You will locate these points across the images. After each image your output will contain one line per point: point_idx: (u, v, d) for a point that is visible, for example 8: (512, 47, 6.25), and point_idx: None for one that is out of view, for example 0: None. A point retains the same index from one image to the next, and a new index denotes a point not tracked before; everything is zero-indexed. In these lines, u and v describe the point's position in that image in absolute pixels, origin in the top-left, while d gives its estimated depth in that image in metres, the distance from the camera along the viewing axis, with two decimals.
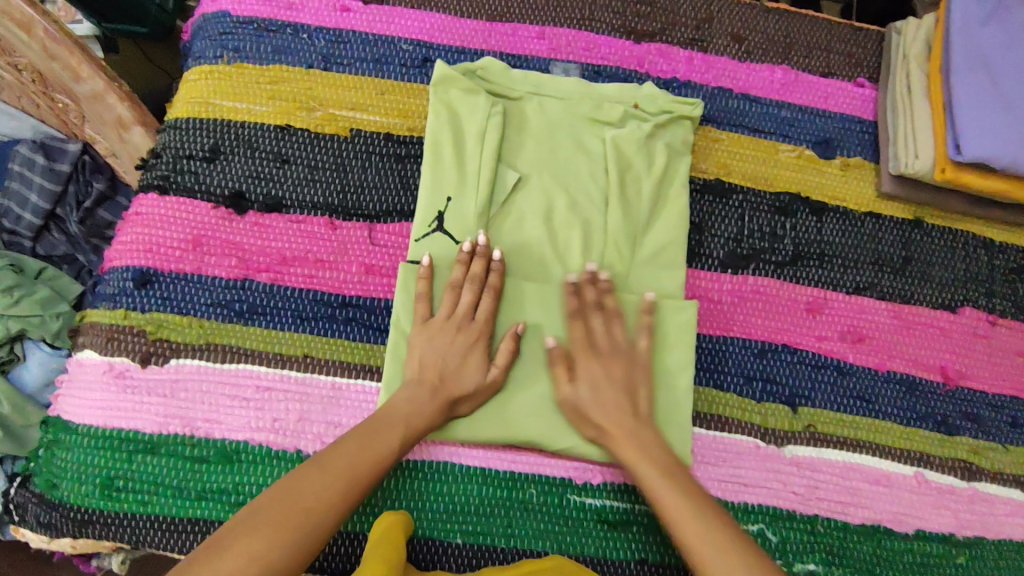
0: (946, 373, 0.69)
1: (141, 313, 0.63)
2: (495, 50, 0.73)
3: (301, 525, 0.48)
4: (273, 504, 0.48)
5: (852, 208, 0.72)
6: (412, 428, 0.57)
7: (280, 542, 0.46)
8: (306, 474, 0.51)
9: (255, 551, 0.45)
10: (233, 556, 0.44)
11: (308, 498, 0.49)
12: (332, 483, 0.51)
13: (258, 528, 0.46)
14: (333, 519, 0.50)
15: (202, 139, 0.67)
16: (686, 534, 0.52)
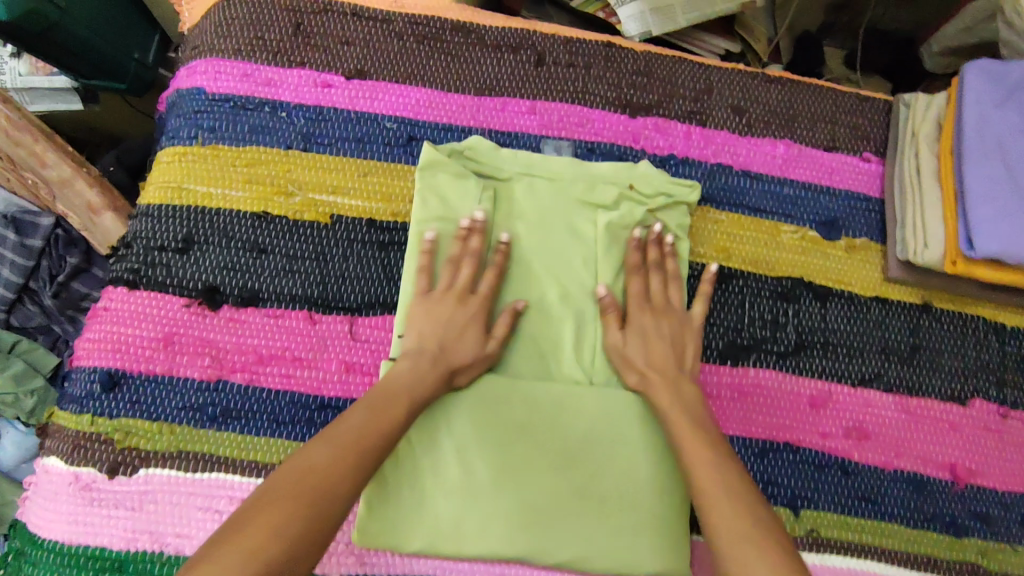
0: (955, 470, 0.66)
1: (109, 419, 0.60)
2: (483, 127, 0.69)
3: (318, 498, 0.45)
4: (290, 474, 0.46)
5: (857, 292, 0.69)
6: (418, 398, 0.55)
7: (297, 518, 0.44)
8: (318, 442, 0.48)
9: (271, 528, 0.42)
10: (250, 537, 0.42)
11: (321, 465, 0.47)
12: (347, 454, 0.48)
13: (277, 501, 0.44)
14: (348, 491, 0.47)
15: (175, 228, 0.63)
16: (722, 500, 0.51)
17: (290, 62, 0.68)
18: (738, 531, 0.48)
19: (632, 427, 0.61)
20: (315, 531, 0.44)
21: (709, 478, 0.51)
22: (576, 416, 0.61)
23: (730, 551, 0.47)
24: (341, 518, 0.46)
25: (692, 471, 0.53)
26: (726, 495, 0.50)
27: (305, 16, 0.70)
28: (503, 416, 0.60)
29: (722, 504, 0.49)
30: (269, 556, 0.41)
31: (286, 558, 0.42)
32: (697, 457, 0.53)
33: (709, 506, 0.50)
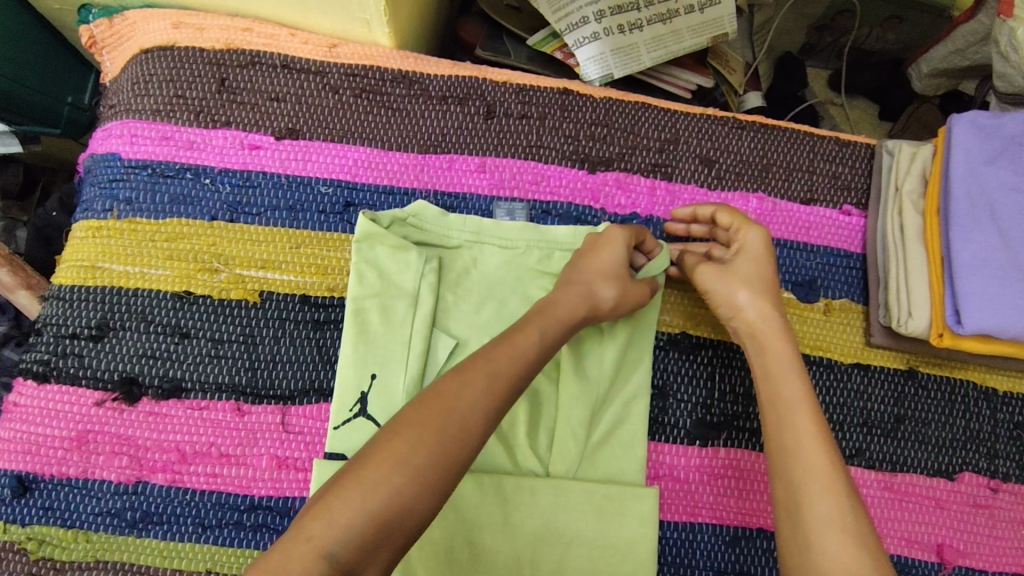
0: (943, 552, 0.61)
1: (22, 526, 0.55)
2: (428, 188, 0.64)
3: (448, 431, 0.42)
4: (425, 405, 0.43)
5: (837, 358, 0.64)
6: (547, 334, 0.51)
7: (431, 447, 0.41)
8: (450, 379, 0.45)
9: (398, 457, 0.40)
10: (378, 463, 0.40)
11: (451, 397, 0.43)
12: (478, 389, 0.44)
13: (408, 429, 0.41)
14: (480, 427, 0.43)
15: (89, 313, 0.58)
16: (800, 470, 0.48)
17: (215, 123, 0.63)
18: (846, 544, 0.44)
19: (589, 524, 0.56)
20: (446, 464, 0.41)
21: (818, 477, 0.47)
22: (528, 514, 0.56)
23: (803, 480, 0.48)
24: (469, 450, 0.43)
25: (799, 464, 0.49)
26: (832, 498, 0.46)
27: (231, 69, 0.64)
28: (445, 516, 0.55)
29: (823, 508, 0.46)
30: (399, 486, 0.39)
31: (415, 494, 0.39)
32: (807, 453, 0.49)
33: (812, 510, 0.46)
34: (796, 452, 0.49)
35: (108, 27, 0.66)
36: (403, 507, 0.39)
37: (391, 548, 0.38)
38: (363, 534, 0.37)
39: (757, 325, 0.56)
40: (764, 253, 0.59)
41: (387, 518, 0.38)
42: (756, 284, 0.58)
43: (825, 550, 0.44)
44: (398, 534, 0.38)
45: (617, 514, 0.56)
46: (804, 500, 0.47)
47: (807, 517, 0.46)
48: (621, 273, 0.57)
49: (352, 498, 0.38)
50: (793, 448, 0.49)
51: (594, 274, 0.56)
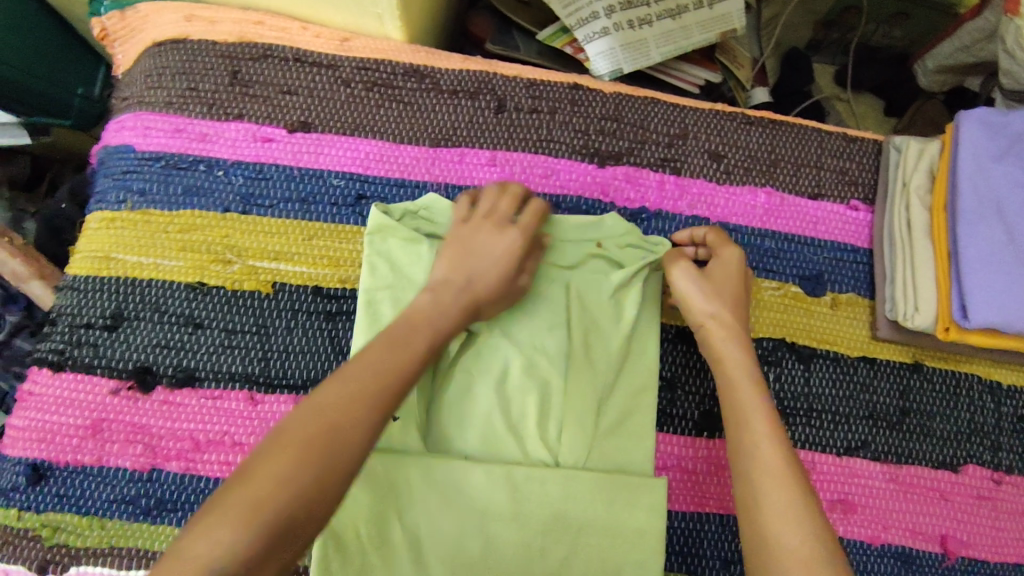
0: (947, 543, 0.62)
1: (36, 512, 0.56)
2: (439, 181, 0.64)
3: (335, 445, 0.43)
4: (300, 410, 0.44)
5: (843, 352, 0.65)
6: (411, 322, 0.52)
7: (318, 464, 0.42)
8: (329, 383, 0.46)
9: (281, 477, 0.41)
10: (248, 485, 0.40)
11: (326, 410, 0.44)
12: (358, 386, 0.46)
13: (285, 448, 0.42)
14: (369, 425, 0.45)
15: (103, 303, 0.59)
16: (759, 468, 0.48)
17: (227, 115, 0.63)
18: (801, 538, 0.44)
19: (601, 515, 0.57)
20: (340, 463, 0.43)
21: (767, 463, 0.48)
22: (538, 503, 0.57)
23: (762, 480, 0.48)
24: (358, 462, 0.44)
25: (748, 451, 0.50)
26: (783, 487, 0.47)
27: (244, 63, 0.64)
28: (458, 506, 0.56)
29: (774, 496, 0.47)
30: (281, 505, 0.40)
31: (303, 510, 0.41)
32: (758, 444, 0.50)
33: (767, 505, 0.47)
34: (747, 440, 0.50)
35: (119, 19, 0.67)
36: (286, 509, 0.40)
37: (280, 561, 0.40)
38: (246, 557, 0.38)
39: (715, 328, 0.57)
40: (739, 272, 0.59)
41: (278, 525, 0.40)
42: (724, 293, 0.58)
43: (774, 537, 0.45)
44: (287, 533, 0.40)
45: (627, 507, 0.57)
46: (760, 498, 0.47)
47: (762, 506, 0.47)
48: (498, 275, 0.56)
49: (235, 513, 0.39)
50: (750, 441, 0.50)
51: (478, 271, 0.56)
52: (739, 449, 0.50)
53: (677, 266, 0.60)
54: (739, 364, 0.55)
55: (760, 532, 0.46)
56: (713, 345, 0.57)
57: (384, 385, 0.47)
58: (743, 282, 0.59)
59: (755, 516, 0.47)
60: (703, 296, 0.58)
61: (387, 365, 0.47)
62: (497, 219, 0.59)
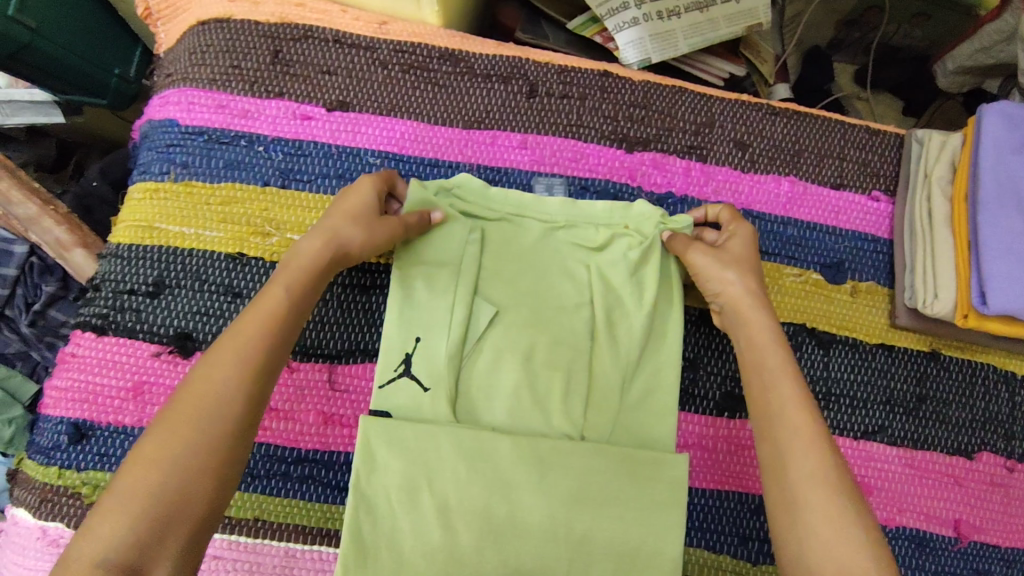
0: (960, 527, 0.64)
1: (77, 471, 0.57)
2: (471, 162, 0.66)
3: (196, 419, 0.44)
4: (179, 401, 0.45)
5: (862, 339, 0.66)
6: (291, 293, 0.51)
7: (182, 440, 0.43)
8: (198, 372, 0.46)
9: (148, 459, 0.42)
10: (134, 471, 0.42)
11: (201, 386, 0.45)
12: (241, 370, 0.46)
13: (159, 432, 0.44)
14: (241, 409, 0.45)
15: (146, 270, 0.61)
16: (785, 431, 0.49)
17: (268, 93, 0.65)
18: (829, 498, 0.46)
19: (626, 488, 0.59)
20: (216, 449, 0.44)
21: (796, 425, 0.49)
22: (563, 475, 0.58)
23: (792, 442, 0.48)
24: (226, 427, 0.45)
25: (774, 414, 0.50)
26: (813, 448, 0.48)
27: (285, 42, 0.66)
28: (488, 475, 0.58)
29: (804, 458, 0.48)
30: (157, 484, 0.41)
31: (181, 483, 0.42)
32: (786, 409, 0.50)
33: (795, 466, 0.48)
34: (774, 405, 0.51)
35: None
36: (181, 498, 0.42)
37: (178, 531, 0.41)
38: (135, 534, 0.40)
39: (738, 299, 0.57)
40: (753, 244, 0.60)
41: (164, 507, 0.41)
42: (744, 266, 0.59)
43: (808, 500, 0.46)
44: (187, 521, 0.41)
45: (652, 480, 0.59)
46: (787, 461, 0.48)
47: (789, 467, 0.48)
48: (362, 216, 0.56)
49: (120, 515, 0.40)
50: (776, 405, 0.50)
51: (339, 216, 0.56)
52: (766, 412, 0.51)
53: (694, 246, 0.60)
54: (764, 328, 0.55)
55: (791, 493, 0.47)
56: (739, 311, 0.57)
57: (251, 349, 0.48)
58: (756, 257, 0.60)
59: (785, 477, 0.47)
60: (722, 271, 0.58)
61: (245, 325, 0.49)
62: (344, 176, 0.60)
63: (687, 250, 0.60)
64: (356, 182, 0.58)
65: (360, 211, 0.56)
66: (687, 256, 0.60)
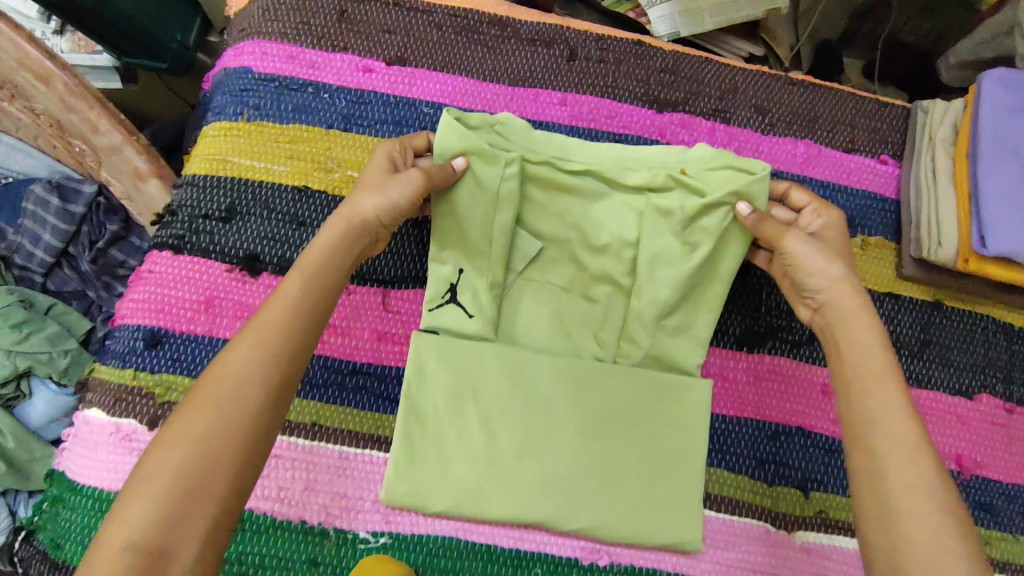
0: (962, 462, 0.68)
1: (151, 373, 0.63)
2: (516, 115, 0.72)
3: (220, 399, 0.44)
4: (202, 386, 0.45)
5: (871, 287, 0.72)
6: (312, 283, 0.52)
7: (207, 418, 0.44)
8: (221, 359, 0.46)
9: (173, 438, 0.43)
10: (162, 450, 0.43)
11: (224, 364, 0.46)
12: (262, 355, 0.47)
13: (187, 409, 0.44)
14: (263, 396, 0.46)
15: (220, 198, 0.67)
16: (882, 441, 0.48)
17: (334, 47, 0.72)
18: (930, 508, 0.44)
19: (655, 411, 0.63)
20: (237, 437, 0.44)
21: (893, 435, 0.48)
22: (596, 394, 0.64)
23: (888, 454, 0.47)
24: (248, 408, 0.45)
25: (867, 424, 0.49)
26: (915, 460, 0.46)
27: (351, 4, 0.73)
28: (525, 397, 0.63)
29: (905, 469, 0.46)
30: (182, 462, 0.42)
31: (203, 462, 0.42)
32: (895, 423, 0.48)
33: (893, 477, 0.46)
34: (872, 413, 0.49)
35: None
36: (199, 485, 0.42)
37: (204, 509, 0.42)
38: (161, 514, 0.40)
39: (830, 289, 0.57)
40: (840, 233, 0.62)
41: (188, 485, 0.41)
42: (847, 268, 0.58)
43: (904, 510, 0.45)
44: (206, 505, 0.42)
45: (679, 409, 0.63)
46: (883, 469, 0.47)
47: (887, 476, 0.47)
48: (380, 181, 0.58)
49: (147, 493, 0.41)
50: (871, 415, 0.50)
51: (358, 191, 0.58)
52: (860, 421, 0.50)
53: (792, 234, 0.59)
54: (857, 333, 0.54)
55: (888, 503, 0.46)
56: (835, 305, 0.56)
57: (273, 333, 0.48)
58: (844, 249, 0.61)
59: (881, 485, 0.47)
60: (825, 262, 0.58)
61: (269, 311, 0.49)
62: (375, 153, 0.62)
63: (792, 237, 0.59)
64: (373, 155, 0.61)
65: (377, 178, 0.58)
66: (788, 245, 0.59)
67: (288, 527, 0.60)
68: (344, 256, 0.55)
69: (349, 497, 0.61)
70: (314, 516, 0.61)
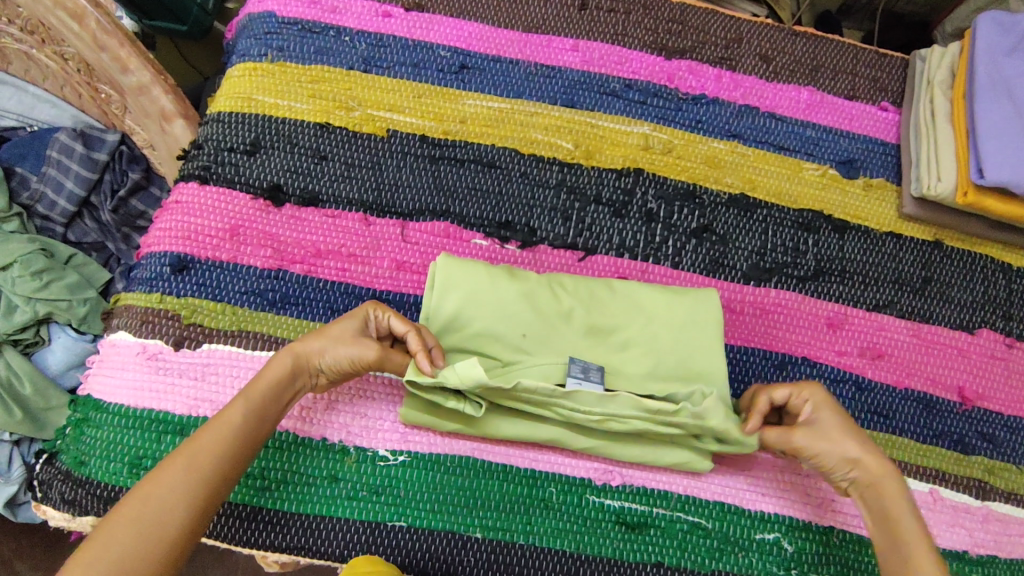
0: (964, 393, 0.70)
1: (177, 297, 0.64)
2: (529, 60, 0.75)
3: (143, 520, 0.49)
4: (127, 505, 0.49)
5: (873, 227, 0.74)
6: (253, 409, 0.55)
7: (123, 540, 0.48)
8: (151, 479, 0.51)
9: (91, 553, 0.47)
10: (77, 564, 0.47)
11: (154, 483, 0.50)
12: (186, 482, 0.50)
13: (108, 528, 0.48)
14: (183, 518, 0.50)
15: (244, 133, 0.69)
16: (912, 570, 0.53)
17: None
18: None
19: (674, 343, 0.62)
20: (141, 560, 0.47)
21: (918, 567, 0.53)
22: None
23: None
24: (166, 534, 0.49)
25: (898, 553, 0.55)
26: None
27: None
28: (543, 331, 0.62)
29: None
30: None
31: None
32: (918, 558, 0.54)
33: None
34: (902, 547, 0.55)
35: None
36: None
37: None
38: None
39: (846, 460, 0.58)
40: (840, 414, 0.60)
41: None
42: (856, 435, 0.59)
43: None
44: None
45: (698, 339, 0.63)
46: None
47: None
48: (335, 341, 0.57)
49: None
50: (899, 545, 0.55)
51: (314, 336, 0.58)
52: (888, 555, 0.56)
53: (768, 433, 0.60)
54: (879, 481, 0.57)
55: None
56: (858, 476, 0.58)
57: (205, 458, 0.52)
58: (846, 418, 0.60)
59: None
60: (831, 447, 0.58)
61: (206, 434, 0.53)
62: (347, 323, 0.59)
63: (807, 445, 0.59)
64: (342, 315, 0.59)
65: (336, 341, 0.57)
66: (811, 452, 0.59)
67: (309, 445, 0.61)
68: (288, 394, 0.57)
69: (368, 417, 0.63)
70: (334, 435, 0.62)
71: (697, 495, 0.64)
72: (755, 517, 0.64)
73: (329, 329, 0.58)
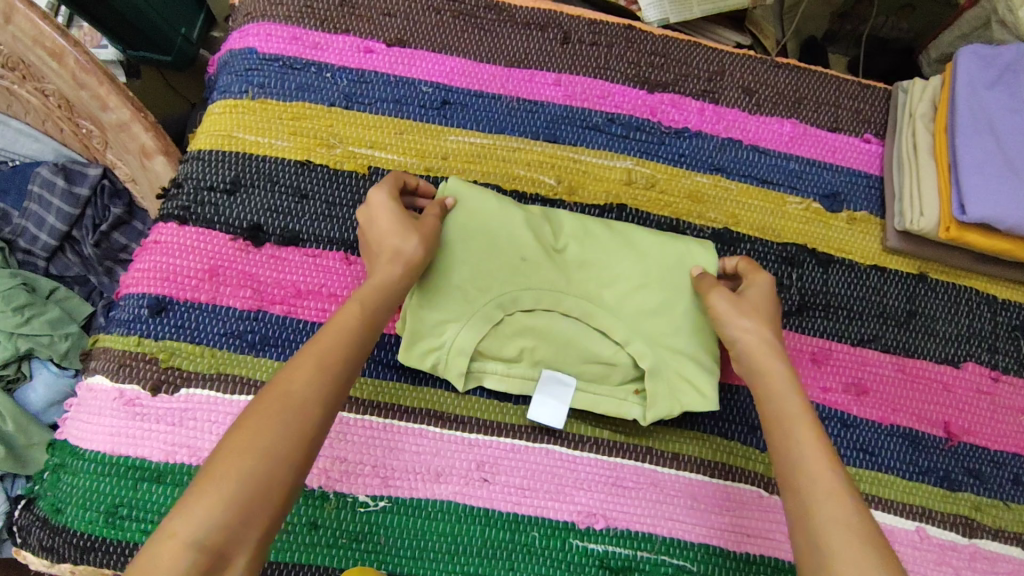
0: (949, 429, 0.70)
1: (155, 340, 0.64)
2: (512, 95, 0.75)
3: (287, 412, 0.45)
4: (265, 398, 0.46)
5: (857, 260, 0.74)
6: (370, 308, 0.53)
7: (274, 429, 0.44)
8: (285, 374, 0.47)
9: (242, 445, 0.44)
10: (233, 454, 0.43)
11: (287, 381, 0.47)
12: (325, 375, 0.48)
13: (255, 419, 0.45)
14: (324, 411, 0.47)
15: (224, 172, 0.69)
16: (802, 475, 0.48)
17: (336, 29, 0.74)
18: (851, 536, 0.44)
19: (667, 282, 0.65)
20: (298, 450, 0.45)
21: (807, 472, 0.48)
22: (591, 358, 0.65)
23: (811, 488, 0.47)
24: (314, 424, 0.46)
25: (787, 457, 0.50)
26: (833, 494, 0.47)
27: None
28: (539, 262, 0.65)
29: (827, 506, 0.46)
30: (249, 469, 0.43)
31: (272, 469, 0.43)
32: (808, 457, 0.49)
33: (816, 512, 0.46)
34: (789, 449, 0.50)
35: None
36: (267, 492, 0.43)
37: (263, 517, 0.43)
38: (230, 511, 0.41)
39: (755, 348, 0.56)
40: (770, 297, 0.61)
41: (255, 491, 0.42)
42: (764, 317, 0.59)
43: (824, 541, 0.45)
44: (272, 509, 0.43)
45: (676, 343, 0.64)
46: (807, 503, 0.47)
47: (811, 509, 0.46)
48: (402, 223, 0.59)
49: (210, 498, 0.41)
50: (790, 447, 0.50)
51: (385, 235, 0.58)
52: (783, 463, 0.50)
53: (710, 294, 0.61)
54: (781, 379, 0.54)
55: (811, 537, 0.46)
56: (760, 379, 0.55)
57: (337, 351, 0.49)
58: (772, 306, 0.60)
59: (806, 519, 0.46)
60: (745, 317, 0.58)
61: (334, 329, 0.50)
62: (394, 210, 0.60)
63: (725, 310, 0.59)
64: (370, 197, 0.61)
65: (396, 220, 0.59)
66: (726, 320, 0.59)
67: None
68: (401, 288, 0.56)
69: (348, 462, 0.62)
70: (314, 480, 0.61)
71: (680, 537, 0.63)
72: (739, 559, 0.63)
73: (376, 216, 0.59)
